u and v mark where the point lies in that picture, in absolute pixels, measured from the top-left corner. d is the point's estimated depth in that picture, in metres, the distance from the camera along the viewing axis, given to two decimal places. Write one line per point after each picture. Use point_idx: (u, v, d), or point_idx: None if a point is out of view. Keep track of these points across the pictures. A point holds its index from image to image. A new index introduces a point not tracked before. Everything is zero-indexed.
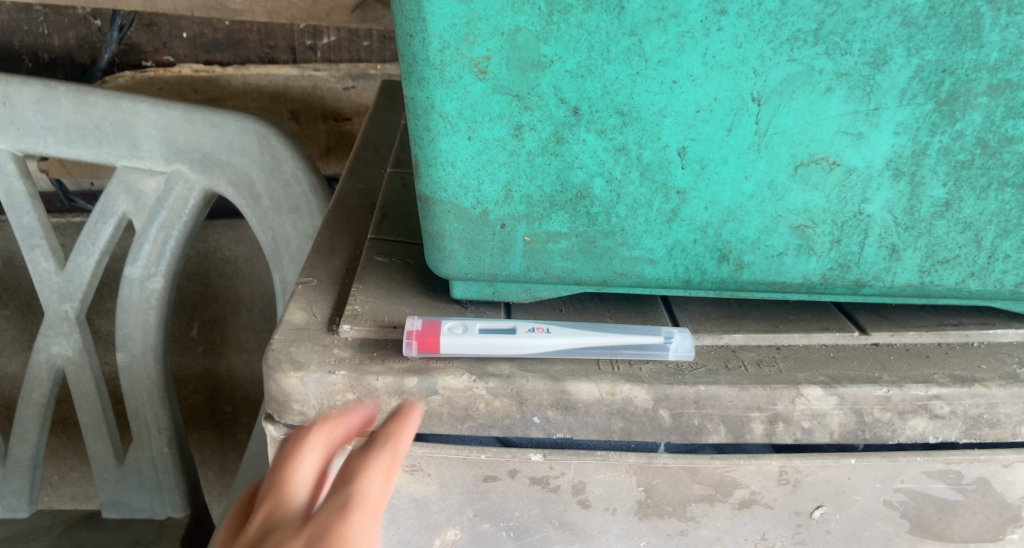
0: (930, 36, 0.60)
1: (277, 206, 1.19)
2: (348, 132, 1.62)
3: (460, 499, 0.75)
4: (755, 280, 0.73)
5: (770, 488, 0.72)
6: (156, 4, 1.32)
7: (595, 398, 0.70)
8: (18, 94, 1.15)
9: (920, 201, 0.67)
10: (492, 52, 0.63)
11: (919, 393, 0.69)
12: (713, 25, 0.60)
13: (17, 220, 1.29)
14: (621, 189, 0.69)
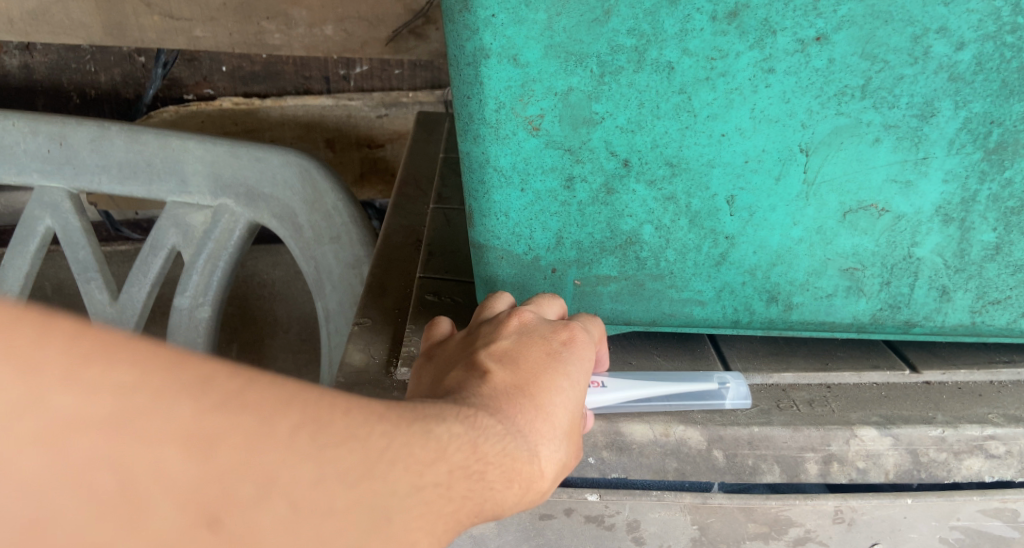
0: (977, 90, 0.61)
1: (319, 238, 1.08)
2: (382, 158, 1.46)
3: (516, 536, 0.76)
4: (804, 320, 0.74)
5: (825, 526, 0.73)
6: (200, 41, 1.20)
7: (649, 439, 0.72)
8: (74, 134, 1.07)
9: (970, 245, 0.68)
10: (545, 111, 0.65)
11: (974, 432, 0.70)
12: (762, 82, 0.62)
13: (73, 254, 1.14)
14: (670, 236, 0.71)
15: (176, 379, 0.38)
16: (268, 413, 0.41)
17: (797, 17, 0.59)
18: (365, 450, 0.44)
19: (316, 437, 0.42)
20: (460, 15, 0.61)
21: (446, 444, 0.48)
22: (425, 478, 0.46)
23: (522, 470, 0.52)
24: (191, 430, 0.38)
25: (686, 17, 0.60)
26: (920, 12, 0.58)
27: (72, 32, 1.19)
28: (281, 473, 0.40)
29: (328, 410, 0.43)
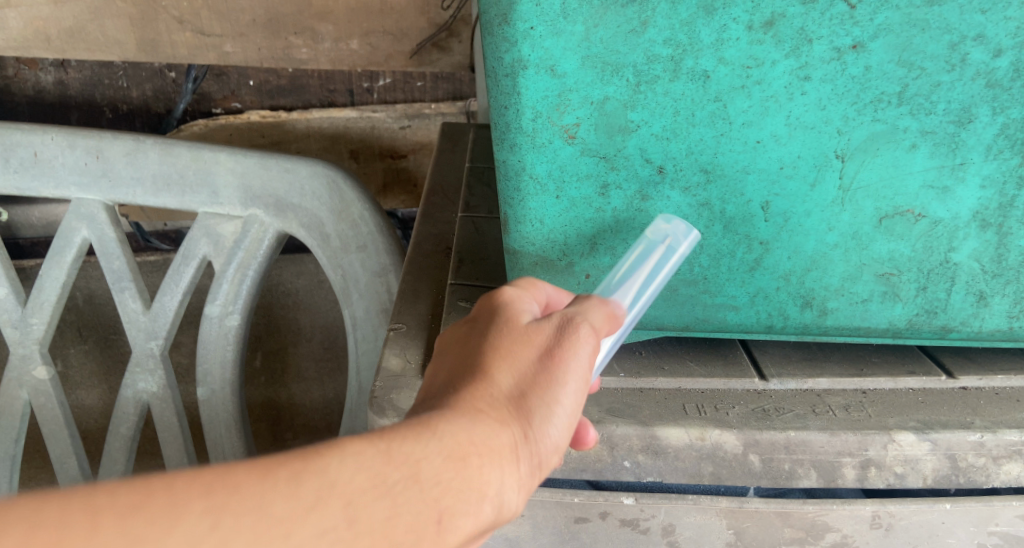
0: (1014, 96, 0.62)
1: (346, 247, 1.06)
2: (406, 169, 1.43)
3: (551, 539, 0.77)
4: (839, 325, 0.74)
5: (863, 531, 0.73)
6: (230, 57, 1.21)
7: (684, 443, 0.72)
8: (110, 148, 1.05)
9: (1007, 250, 0.68)
10: (582, 119, 0.66)
11: (1013, 437, 0.70)
12: (797, 90, 0.63)
13: (106, 264, 1.13)
14: (704, 241, 0.72)
15: (196, 528, 0.43)
16: (278, 531, 0.44)
17: (833, 26, 0.60)
18: (360, 533, 0.46)
19: (327, 538, 0.45)
20: (499, 28, 0.63)
21: (392, 489, 0.47)
22: (388, 530, 0.47)
23: (478, 493, 0.50)
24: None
25: (722, 27, 0.61)
26: (957, 20, 0.59)
27: (106, 50, 1.19)
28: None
29: (332, 509, 0.46)
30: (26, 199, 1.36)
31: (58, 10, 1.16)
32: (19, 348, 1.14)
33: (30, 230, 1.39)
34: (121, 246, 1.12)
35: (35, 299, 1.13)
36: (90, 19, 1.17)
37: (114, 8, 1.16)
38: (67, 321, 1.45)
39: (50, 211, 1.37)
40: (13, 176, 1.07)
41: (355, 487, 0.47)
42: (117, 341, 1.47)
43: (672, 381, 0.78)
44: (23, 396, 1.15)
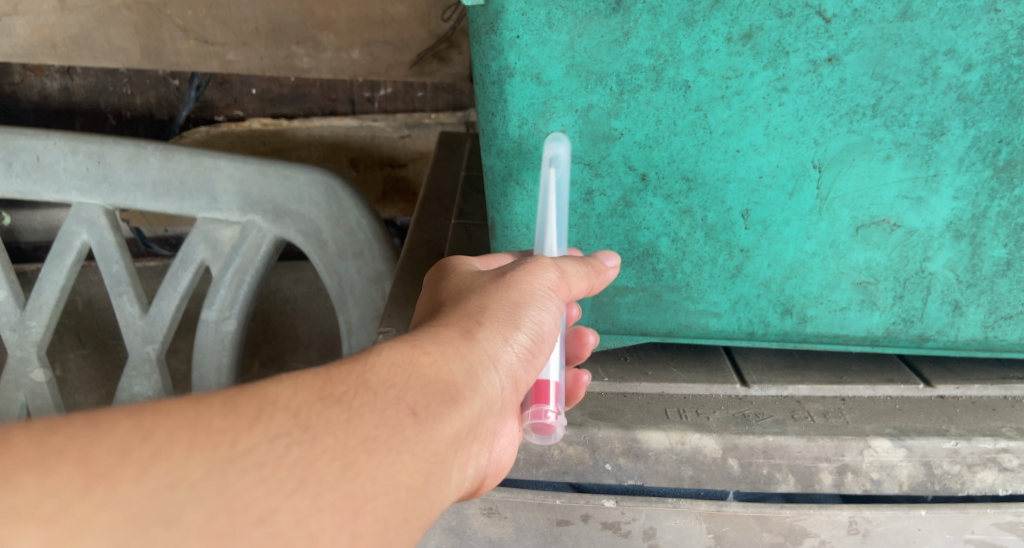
0: (985, 110, 0.63)
1: (343, 252, 1.02)
2: (405, 178, 1.36)
3: (534, 541, 0.77)
4: (818, 332, 0.75)
5: (840, 537, 0.74)
6: (232, 66, 1.14)
7: (665, 446, 0.74)
8: (112, 152, 1.00)
9: (981, 260, 0.69)
10: (567, 127, 0.68)
11: (987, 445, 0.71)
12: (775, 101, 0.65)
13: (105, 268, 1.06)
14: (686, 248, 0.73)
15: (132, 438, 0.45)
16: (219, 441, 0.46)
17: (809, 39, 0.62)
18: (315, 437, 0.49)
19: (272, 446, 0.47)
20: (486, 37, 0.65)
21: (343, 400, 0.51)
22: (350, 430, 0.50)
23: (445, 385, 0.55)
24: (153, 479, 0.44)
25: (702, 38, 0.63)
26: (929, 35, 0.61)
27: (111, 57, 1.14)
28: (249, 485, 0.46)
29: (274, 419, 0.48)
30: (29, 204, 1.37)
31: (64, 17, 1.10)
32: (18, 351, 1.09)
33: (32, 234, 1.41)
34: (121, 248, 1.06)
35: (33, 303, 1.07)
36: (95, 26, 1.11)
37: (120, 16, 1.11)
38: (67, 325, 1.41)
39: (52, 216, 1.39)
40: (14, 181, 1.02)
41: (296, 402, 0.49)
42: (115, 346, 1.43)
43: (656, 386, 0.79)
44: (20, 398, 1.10)
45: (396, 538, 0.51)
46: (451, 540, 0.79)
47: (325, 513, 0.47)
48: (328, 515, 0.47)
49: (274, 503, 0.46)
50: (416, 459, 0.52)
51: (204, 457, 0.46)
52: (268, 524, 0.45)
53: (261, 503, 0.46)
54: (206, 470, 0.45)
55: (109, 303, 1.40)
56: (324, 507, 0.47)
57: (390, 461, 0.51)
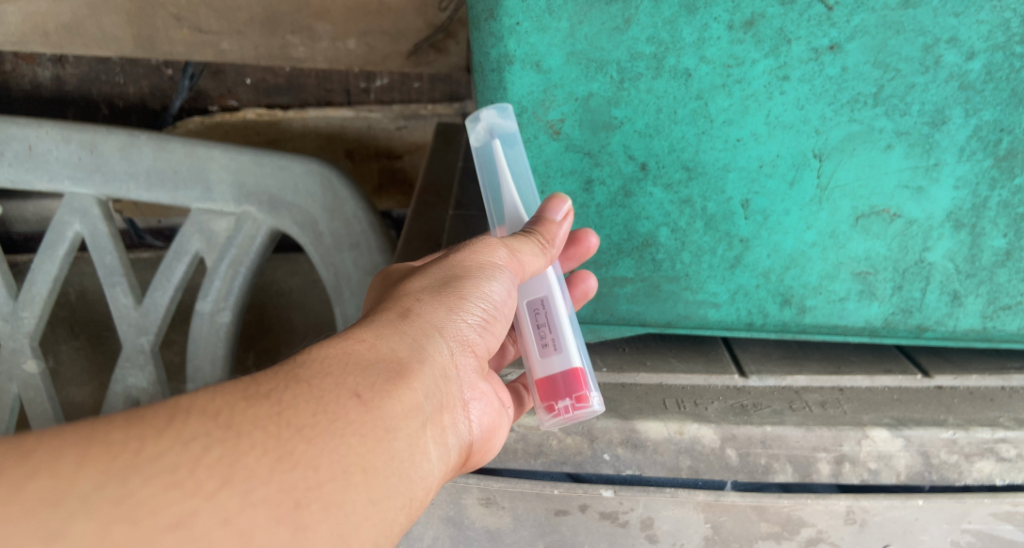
0: (987, 99, 0.63)
1: (337, 243, 1.00)
2: (401, 169, 1.35)
3: (531, 532, 0.77)
4: (818, 323, 0.74)
5: (837, 526, 0.74)
6: (227, 55, 1.13)
7: (663, 437, 0.73)
8: (105, 142, 0.99)
9: (981, 250, 0.69)
10: (566, 115, 0.68)
11: (985, 435, 0.71)
12: (776, 90, 0.65)
13: (98, 259, 1.05)
14: (686, 238, 0.72)
15: (10, 454, 0.47)
16: (119, 451, 0.48)
17: (811, 27, 0.62)
18: (239, 435, 0.51)
19: (184, 449, 0.49)
20: (485, 23, 0.65)
21: (271, 397, 0.53)
22: (285, 420, 0.52)
23: (389, 364, 0.57)
24: (30, 494, 0.46)
25: (704, 26, 0.63)
26: (931, 23, 0.61)
27: (103, 46, 1.12)
28: (153, 490, 0.48)
29: (186, 423, 0.50)
30: (21, 195, 1.36)
31: (56, 5, 1.09)
32: (9, 342, 1.07)
33: (25, 225, 1.40)
34: (114, 238, 1.05)
35: (25, 293, 1.06)
36: (88, 14, 1.10)
37: (112, 4, 1.09)
38: (59, 317, 1.40)
39: (45, 207, 1.38)
40: (5, 170, 1.01)
41: (212, 406, 0.52)
42: (108, 337, 1.42)
43: (654, 376, 0.79)
44: (13, 390, 1.09)
45: (362, 518, 0.52)
46: (448, 531, 0.79)
47: (257, 508, 0.49)
48: (262, 509, 0.49)
49: (192, 505, 0.48)
50: (365, 439, 0.54)
51: (101, 466, 0.48)
52: (184, 527, 0.47)
53: (174, 506, 0.48)
54: (98, 481, 0.47)
55: (102, 294, 1.39)
56: (256, 503, 0.49)
57: (334, 446, 0.53)
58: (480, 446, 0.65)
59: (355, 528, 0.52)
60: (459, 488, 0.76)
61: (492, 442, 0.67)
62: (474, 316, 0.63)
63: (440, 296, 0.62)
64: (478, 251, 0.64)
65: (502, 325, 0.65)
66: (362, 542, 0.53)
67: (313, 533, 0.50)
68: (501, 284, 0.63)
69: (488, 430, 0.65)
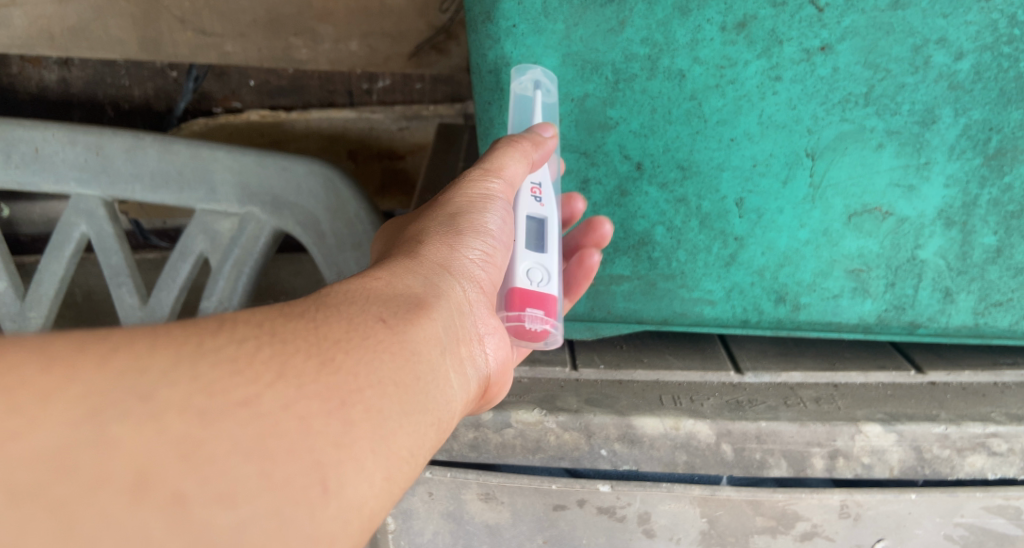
0: (976, 98, 0.64)
1: (339, 244, 1.01)
2: (403, 170, 1.36)
3: (530, 526, 0.78)
4: (812, 320, 0.75)
5: (832, 521, 0.75)
6: (230, 57, 1.15)
7: (660, 432, 0.74)
8: (111, 144, 1.01)
9: (972, 247, 0.70)
10: (562, 116, 0.69)
11: (977, 430, 0.72)
12: (769, 90, 0.66)
13: (104, 260, 1.06)
14: (682, 236, 0.73)
15: (86, 336, 0.44)
16: (185, 341, 0.46)
17: (802, 28, 0.63)
18: (285, 340, 0.48)
19: (242, 345, 0.47)
20: (483, 26, 0.66)
21: (304, 315, 0.51)
22: (322, 332, 0.50)
23: (407, 299, 0.56)
24: (117, 363, 0.44)
25: (697, 27, 0.64)
26: (920, 24, 0.62)
27: (109, 49, 1.14)
28: (222, 372, 0.45)
29: (239, 325, 0.48)
30: (28, 196, 1.37)
31: (61, 8, 1.10)
32: None
33: (31, 226, 1.41)
34: (120, 238, 1.06)
35: (32, 293, 1.07)
36: (93, 17, 1.11)
37: (117, 6, 1.10)
38: (65, 317, 1.41)
39: (51, 208, 1.39)
40: (13, 171, 1.03)
41: (256, 317, 0.49)
42: None
43: (651, 373, 0.80)
44: None
45: (399, 426, 0.50)
46: (448, 525, 0.80)
47: (311, 400, 0.46)
48: (315, 402, 0.47)
49: (257, 388, 0.45)
50: (396, 355, 0.52)
51: (171, 355, 0.45)
52: (252, 406, 0.45)
53: (238, 389, 0.45)
54: (174, 359, 0.45)
55: (108, 294, 1.41)
56: (310, 396, 0.47)
57: (369, 359, 0.51)
58: (498, 379, 0.65)
59: (395, 434, 0.50)
60: (459, 483, 0.78)
61: (510, 377, 0.67)
62: (478, 250, 0.63)
63: (446, 233, 0.62)
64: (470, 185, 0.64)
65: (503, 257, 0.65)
66: (401, 450, 0.50)
67: (360, 431, 0.48)
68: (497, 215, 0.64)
69: (507, 363, 0.65)
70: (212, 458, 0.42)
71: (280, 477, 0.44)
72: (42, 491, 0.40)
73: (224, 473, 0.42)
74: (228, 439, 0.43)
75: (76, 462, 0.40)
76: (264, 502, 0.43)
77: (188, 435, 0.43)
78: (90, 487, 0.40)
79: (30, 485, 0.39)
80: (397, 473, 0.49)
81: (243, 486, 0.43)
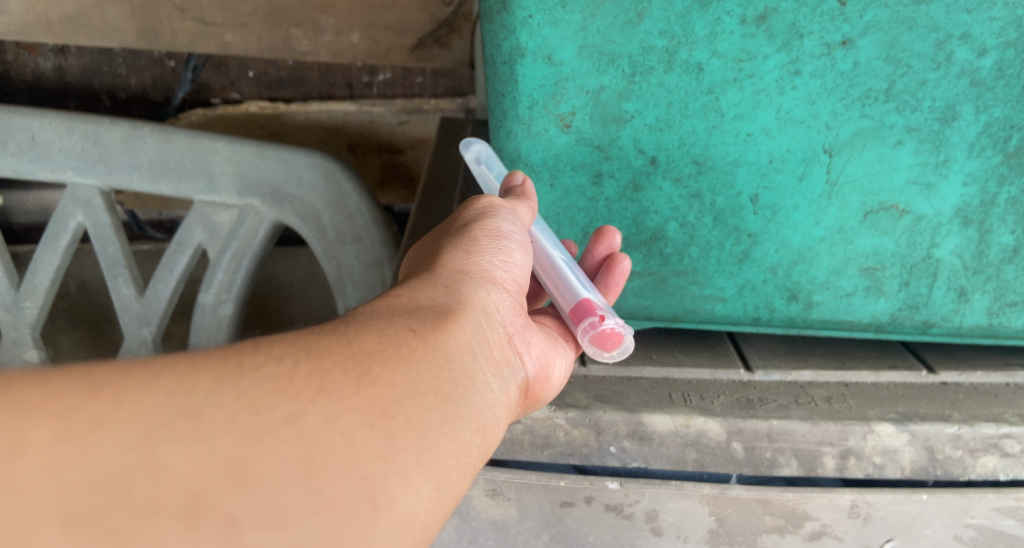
0: (998, 96, 0.63)
1: (340, 237, 1.00)
2: (404, 164, 1.35)
3: (536, 523, 0.77)
4: (824, 319, 0.74)
5: (841, 520, 0.74)
6: (230, 47, 1.13)
7: (670, 430, 0.74)
8: (108, 133, 0.99)
9: (988, 247, 0.69)
10: (577, 108, 0.68)
11: (989, 431, 0.72)
12: (788, 85, 0.65)
13: (100, 250, 1.04)
14: (694, 233, 0.73)
15: (128, 362, 0.45)
16: (227, 361, 0.46)
17: (823, 22, 0.62)
18: (321, 355, 0.49)
19: (280, 362, 0.47)
20: (497, 16, 0.65)
21: (336, 332, 0.51)
22: (356, 346, 0.50)
23: (432, 309, 0.57)
24: (163, 388, 0.44)
25: (716, 20, 0.63)
26: (943, 19, 0.61)
27: (107, 37, 1.12)
28: (264, 392, 0.45)
29: (276, 344, 0.48)
30: (22, 185, 1.35)
31: None
32: (11, 331, 1.06)
33: (26, 216, 1.39)
34: (117, 228, 1.04)
35: (27, 283, 1.05)
36: (91, 5, 1.09)
37: None
38: (59, 308, 1.39)
39: (46, 197, 1.37)
40: (9, 159, 1.01)
41: (289, 336, 0.49)
42: (108, 329, 1.42)
43: (660, 370, 0.79)
44: None
45: (443, 435, 0.50)
46: (453, 521, 0.79)
47: (353, 414, 0.47)
48: (358, 415, 0.47)
49: (299, 404, 0.45)
50: (430, 364, 0.52)
51: (213, 376, 0.45)
52: (297, 422, 0.45)
53: (283, 406, 0.45)
54: (217, 380, 0.45)
55: (103, 285, 1.39)
56: (351, 409, 0.47)
57: (404, 369, 0.51)
58: (536, 381, 0.65)
59: (439, 443, 0.49)
60: None
61: (547, 378, 0.67)
62: (496, 256, 0.65)
63: (461, 244, 0.64)
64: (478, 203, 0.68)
65: (521, 257, 0.67)
66: (447, 457, 0.49)
67: (403, 443, 0.47)
68: (508, 221, 0.66)
69: (542, 363, 0.66)
70: (262, 478, 0.42)
71: (328, 494, 0.43)
72: (94, 520, 0.39)
73: (274, 493, 0.42)
74: (275, 460, 0.43)
75: (127, 488, 0.40)
76: (314, 522, 0.42)
77: (237, 455, 0.43)
78: (140, 513, 0.40)
79: (82, 515, 0.39)
80: (445, 484, 0.49)
81: (292, 508, 0.42)
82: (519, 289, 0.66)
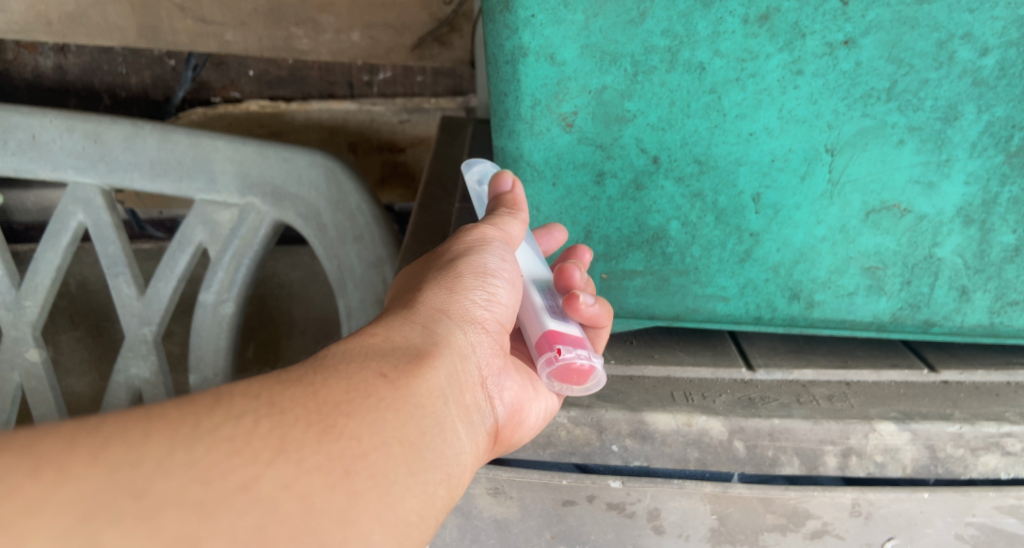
0: (1000, 95, 0.64)
1: (341, 236, 1.00)
2: (404, 163, 1.35)
3: (538, 521, 0.78)
4: (825, 317, 0.75)
5: (842, 519, 0.74)
6: (231, 46, 1.13)
7: (671, 429, 0.74)
8: (109, 132, 0.99)
9: (989, 246, 0.70)
10: (579, 108, 0.68)
11: (991, 429, 0.72)
12: (790, 84, 0.65)
13: (101, 250, 1.04)
14: (696, 232, 0.73)
15: (74, 429, 0.45)
16: (180, 423, 0.47)
17: (826, 21, 0.63)
18: (283, 411, 0.50)
19: (239, 422, 0.48)
20: (501, 15, 0.65)
21: (303, 380, 0.52)
22: (323, 398, 0.52)
23: (407, 351, 0.58)
24: (109, 459, 0.45)
25: (718, 19, 0.63)
26: (946, 18, 0.62)
27: (107, 36, 1.12)
28: (219, 456, 0.46)
29: (236, 400, 0.49)
30: (22, 184, 1.35)
31: None
32: (11, 331, 1.06)
33: (26, 215, 1.39)
34: (118, 227, 1.04)
35: (28, 282, 1.05)
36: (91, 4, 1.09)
37: None
38: (59, 307, 1.39)
39: (47, 196, 1.37)
40: (9, 159, 1.00)
41: (253, 388, 0.51)
42: (108, 329, 1.42)
43: (662, 369, 0.80)
44: (15, 379, 1.08)
45: (406, 490, 0.52)
46: (455, 520, 0.79)
47: (312, 476, 0.48)
48: (316, 477, 0.48)
49: (256, 469, 0.47)
50: (399, 412, 0.53)
51: (164, 441, 0.46)
52: (252, 490, 0.46)
53: (238, 473, 0.46)
54: (169, 446, 0.46)
55: (103, 283, 1.39)
56: (311, 470, 0.48)
57: (371, 419, 0.52)
58: (507, 424, 0.66)
59: (402, 500, 0.51)
60: None
61: (521, 421, 0.68)
62: (478, 293, 0.65)
63: (443, 281, 0.64)
64: (466, 234, 0.68)
65: (505, 295, 0.67)
66: (410, 514, 0.52)
67: (365, 502, 0.49)
68: (496, 256, 0.67)
69: (515, 408, 0.66)
70: None
71: None
72: None
73: None
74: (228, 532, 0.45)
75: None
76: None
77: (185, 533, 0.44)
78: None
79: None
80: (406, 540, 0.51)
81: None
82: (499, 328, 0.67)
